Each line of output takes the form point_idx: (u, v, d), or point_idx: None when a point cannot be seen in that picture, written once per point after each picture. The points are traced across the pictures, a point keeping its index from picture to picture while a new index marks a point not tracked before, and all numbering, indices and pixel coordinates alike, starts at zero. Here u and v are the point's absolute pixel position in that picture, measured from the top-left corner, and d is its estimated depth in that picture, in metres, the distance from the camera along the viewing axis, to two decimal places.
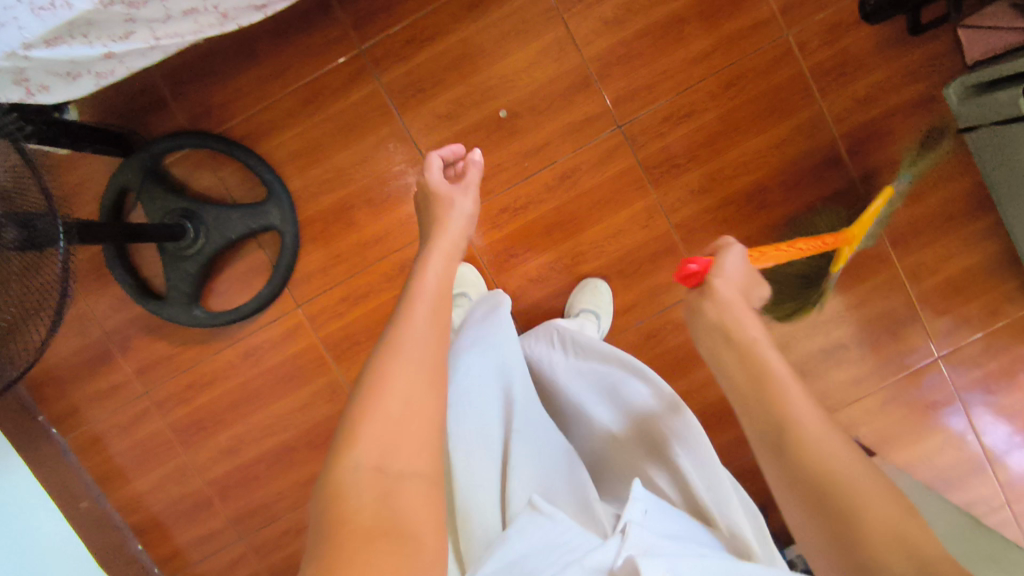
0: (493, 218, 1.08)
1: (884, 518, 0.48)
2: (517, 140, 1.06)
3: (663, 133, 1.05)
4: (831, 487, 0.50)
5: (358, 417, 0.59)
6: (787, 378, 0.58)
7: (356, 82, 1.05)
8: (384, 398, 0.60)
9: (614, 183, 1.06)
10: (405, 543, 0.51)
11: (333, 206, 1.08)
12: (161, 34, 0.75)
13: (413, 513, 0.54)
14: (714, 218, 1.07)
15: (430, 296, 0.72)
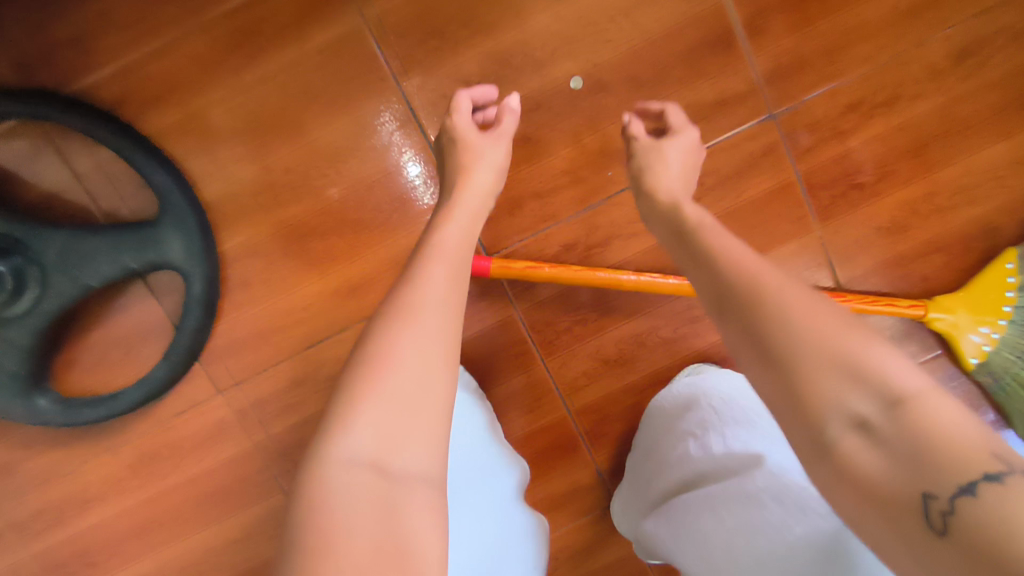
0: (553, 258, 0.65)
1: (850, 357, 0.30)
2: (601, 132, 0.63)
3: (843, 131, 0.63)
4: (787, 349, 0.31)
5: (353, 395, 0.37)
6: (743, 252, 0.37)
7: (329, 15, 0.60)
8: (384, 362, 0.38)
9: (755, 212, 0.65)
10: None
11: (284, 229, 0.64)
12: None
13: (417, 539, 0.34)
14: (908, 273, 0.66)
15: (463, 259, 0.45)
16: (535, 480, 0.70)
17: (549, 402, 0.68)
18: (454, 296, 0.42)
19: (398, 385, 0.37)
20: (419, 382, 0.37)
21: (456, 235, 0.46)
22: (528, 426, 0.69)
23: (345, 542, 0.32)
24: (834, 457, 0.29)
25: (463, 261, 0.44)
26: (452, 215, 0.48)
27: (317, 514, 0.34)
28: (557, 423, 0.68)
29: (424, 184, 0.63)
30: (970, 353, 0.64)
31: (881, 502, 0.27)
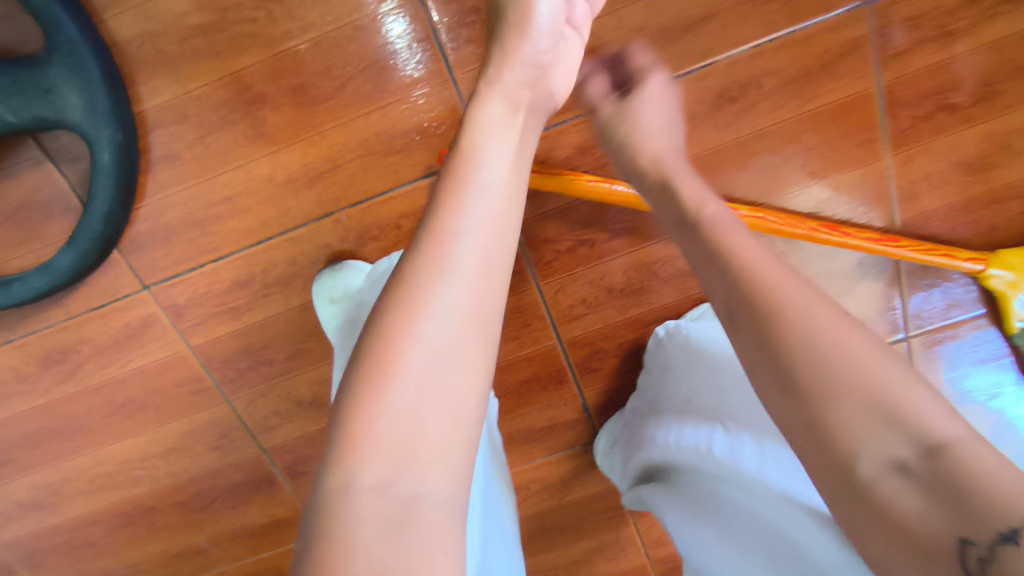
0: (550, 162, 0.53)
1: (878, 387, 0.25)
2: (640, 0, 0.48)
3: (951, 33, 0.49)
4: (809, 376, 0.26)
5: (361, 391, 0.25)
6: (744, 248, 0.33)
7: None
8: (393, 340, 0.26)
9: (817, 129, 0.52)
10: None
11: (216, 88, 0.49)
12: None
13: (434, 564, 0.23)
14: (979, 220, 0.55)
15: (505, 205, 0.31)
16: (513, 409, 0.63)
17: (537, 329, 0.59)
18: (494, 236, 0.29)
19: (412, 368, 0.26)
20: (437, 364, 0.26)
21: (480, 197, 0.30)
22: (510, 353, 0.60)
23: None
24: (867, 501, 0.24)
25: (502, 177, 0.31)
26: (486, 142, 0.32)
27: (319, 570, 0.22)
28: (543, 353, 0.60)
29: (407, 47, 0.48)
30: (1019, 314, 0.56)
31: (916, 556, 0.22)
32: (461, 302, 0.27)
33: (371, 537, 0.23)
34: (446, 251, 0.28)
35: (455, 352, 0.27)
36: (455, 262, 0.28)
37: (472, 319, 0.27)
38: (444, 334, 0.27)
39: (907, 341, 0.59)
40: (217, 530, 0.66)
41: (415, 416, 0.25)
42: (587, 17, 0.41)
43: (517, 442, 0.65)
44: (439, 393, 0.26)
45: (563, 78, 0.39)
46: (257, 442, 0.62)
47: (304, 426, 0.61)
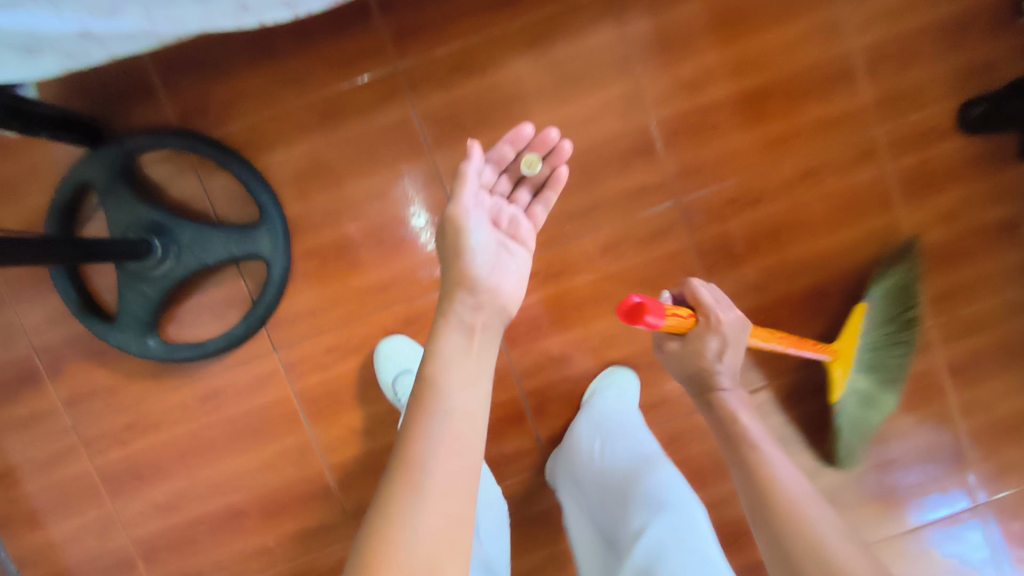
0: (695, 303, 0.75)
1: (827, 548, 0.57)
2: (561, 199, 0.93)
3: (726, 217, 0.93)
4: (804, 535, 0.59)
5: (398, 474, 0.47)
6: (790, 472, 0.67)
7: (386, 105, 0.89)
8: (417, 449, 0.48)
9: (663, 265, 0.94)
10: None
11: (334, 240, 0.91)
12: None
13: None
14: (766, 318, 0.95)
15: (459, 423, 0.50)
16: (492, 442, 0.96)
17: (508, 384, 0.95)
18: (467, 391, 0.52)
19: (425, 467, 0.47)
20: (441, 466, 0.48)
21: (440, 425, 0.50)
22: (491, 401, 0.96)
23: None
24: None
25: (471, 356, 0.54)
26: (444, 379, 0.52)
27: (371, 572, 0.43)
28: (512, 401, 0.95)
29: (424, 230, 0.92)
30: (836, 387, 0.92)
31: None
32: (449, 426, 0.50)
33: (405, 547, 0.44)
34: (435, 399, 0.51)
35: (448, 456, 0.49)
36: (435, 427, 0.49)
37: (443, 504, 0.46)
38: (424, 519, 0.45)
39: None
40: (285, 531, 0.95)
41: (429, 490, 0.47)
42: (528, 238, 0.64)
43: (495, 467, 0.97)
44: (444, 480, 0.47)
45: (514, 287, 0.60)
46: (323, 459, 0.94)
47: (356, 448, 0.94)
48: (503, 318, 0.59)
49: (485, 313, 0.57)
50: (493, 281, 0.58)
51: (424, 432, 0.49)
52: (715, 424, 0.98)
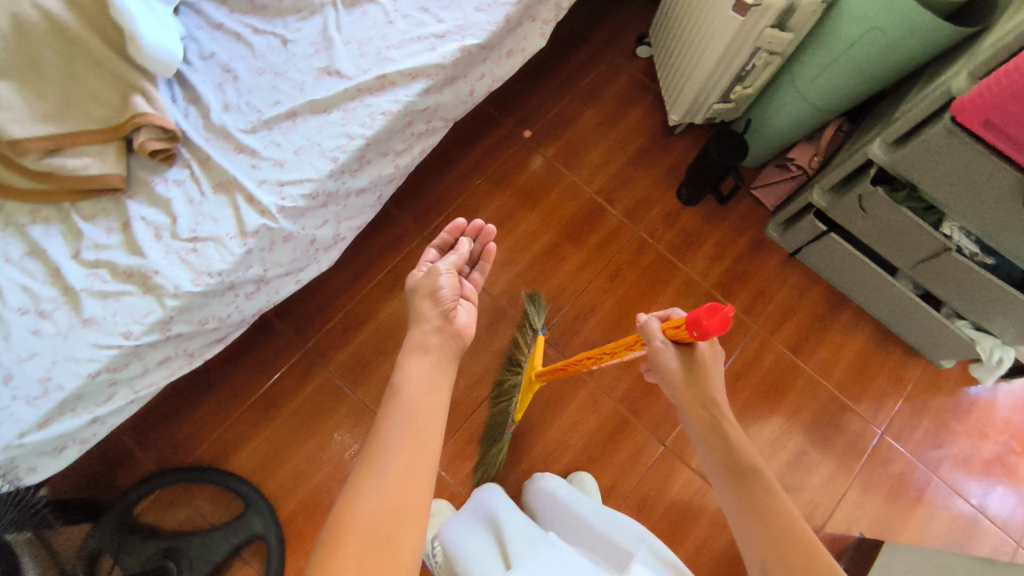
0: (640, 329, 0.86)
1: None
2: (463, 377, 1.21)
3: (578, 329, 1.27)
4: None
5: (370, 443, 0.63)
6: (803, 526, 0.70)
7: (310, 376, 1.17)
8: (391, 420, 0.64)
9: (557, 384, 1.22)
10: (393, 532, 0.56)
11: (311, 494, 1.11)
12: (187, 343, 0.90)
13: (409, 504, 0.58)
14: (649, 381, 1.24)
15: (423, 412, 0.66)
16: None
17: None
18: (430, 388, 0.70)
19: (395, 430, 0.63)
20: (411, 427, 0.64)
21: (396, 417, 0.65)
22: None
23: (374, 505, 0.57)
24: None
25: (434, 366, 0.73)
26: (407, 384, 0.69)
27: (348, 513, 0.57)
28: None
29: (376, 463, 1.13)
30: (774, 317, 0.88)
31: None
32: (418, 407, 0.67)
33: (378, 490, 0.59)
34: (400, 392, 0.68)
35: (419, 426, 0.65)
36: (403, 407, 0.66)
37: (406, 467, 0.61)
38: (381, 482, 0.59)
39: (664, 445, 1.21)
40: None
41: (398, 446, 0.62)
42: (471, 299, 0.87)
43: None
44: (413, 437, 0.63)
45: (467, 322, 0.83)
46: None
47: None
48: (460, 340, 0.80)
49: (444, 342, 0.77)
50: (454, 313, 0.82)
51: (395, 409, 0.66)
52: (662, 479, 1.19)
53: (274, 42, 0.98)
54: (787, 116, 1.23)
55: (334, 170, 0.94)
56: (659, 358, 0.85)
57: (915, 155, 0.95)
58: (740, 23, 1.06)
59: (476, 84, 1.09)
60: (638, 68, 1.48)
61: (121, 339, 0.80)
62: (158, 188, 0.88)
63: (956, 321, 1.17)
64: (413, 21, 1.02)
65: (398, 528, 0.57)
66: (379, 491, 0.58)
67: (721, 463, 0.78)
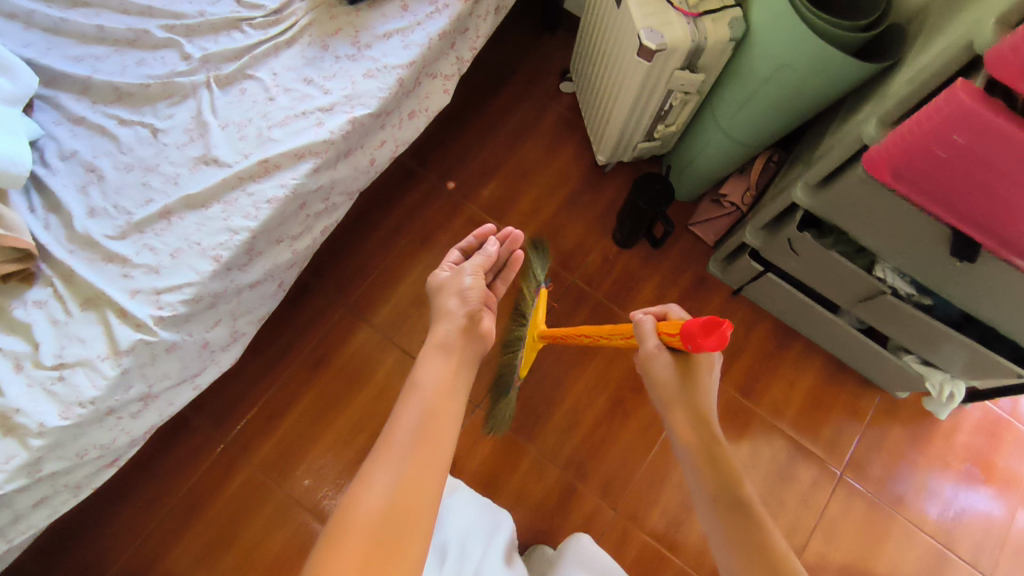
0: (634, 327, 0.78)
1: None
2: None
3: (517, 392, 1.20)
4: None
5: (387, 432, 0.72)
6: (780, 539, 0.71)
7: (229, 475, 1.11)
8: (407, 412, 0.73)
9: (497, 456, 1.15)
10: (410, 504, 0.64)
11: None
12: (67, 480, 0.82)
13: (422, 479, 0.67)
14: (595, 442, 1.17)
15: (439, 405, 0.76)
16: None
17: None
18: (450, 387, 0.79)
19: (411, 419, 0.73)
20: (426, 416, 0.73)
21: (414, 410, 0.74)
22: None
23: (390, 482, 0.65)
24: None
25: (456, 368, 0.83)
26: (423, 382, 0.78)
27: (357, 492, 0.64)
28: None
29: None
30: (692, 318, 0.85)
31: None
32: (432, 399, 0.76)
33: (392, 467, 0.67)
34: (415, 388, 0.77)
35: (435, 415, 0.74)
36: (417, 400, 0.75)
37: (420, 451, 0.69)
38: (395, 460, 0.67)
39: (616, 510, 1.13)
40: None
41: (413, 429, 0.71)
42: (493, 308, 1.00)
43: None
44: (428, 424, 0.73)
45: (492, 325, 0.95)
46: None
47: None
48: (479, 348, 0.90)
49: (466, 344, 0.87)
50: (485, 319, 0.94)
51: (412, 403, 0.75)
52: (616, 549, 1.11)
53: (142, 132, 0.90)
54: (713, 152, 1.18)
55: (218, 270, 0.87)
56: (650, 359, 0.78)
57: (835, 199, 0.90)
58: (646, 69, 1.01)
59: (376, 152, 1.02)
60: (564, 105, 1.44)
61: None
62: (16, 313, 0.80)
63: (904, 356, 1.13)
64: (296, 95, 0.95)
65: (413, 499, 0.65)
66: (395, 466, 0.67)
67: (710, 486, 0.78)
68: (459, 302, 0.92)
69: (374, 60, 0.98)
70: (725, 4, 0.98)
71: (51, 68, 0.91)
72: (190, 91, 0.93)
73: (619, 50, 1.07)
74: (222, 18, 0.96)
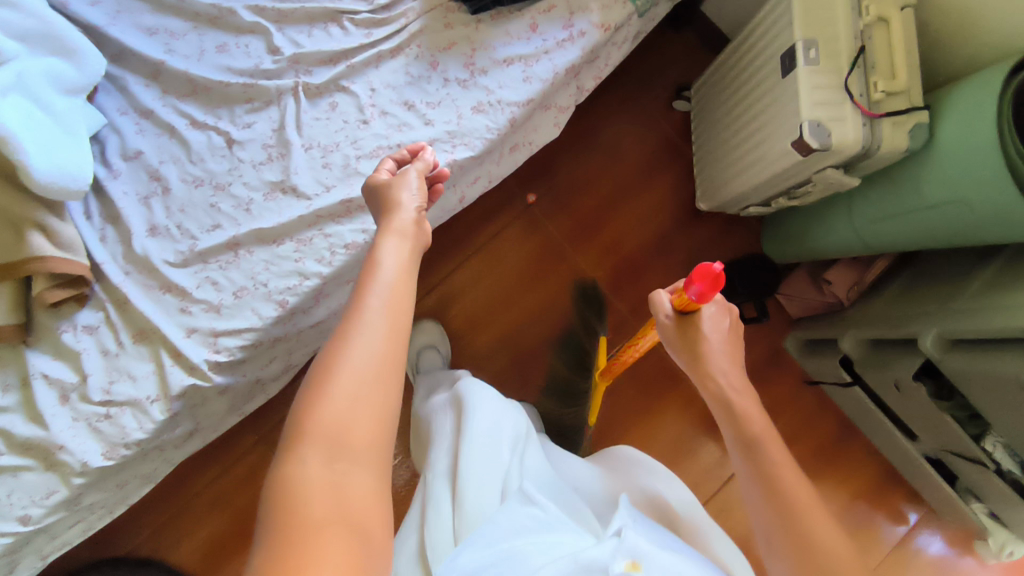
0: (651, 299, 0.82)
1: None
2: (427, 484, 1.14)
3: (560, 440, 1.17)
4: None
5: (360, 289, 0.56)
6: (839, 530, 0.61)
7: (257, 470, 1.12)
8: (385, 270, 0.58)
9: None
10: (387, 375, 0.51)
11: None
12: (103, 503, 0.81)
13: (395, 348, 0.53)
14: None
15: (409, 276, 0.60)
16: None
17: None
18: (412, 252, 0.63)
19: (385, 280, 0.57)
20: (399, 278, 0.58)
21: (380, 286, 0.56)
22: None
23: (364, 343, 0.51)
24: None
25: (418, 239, 0.65)
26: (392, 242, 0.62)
27: (330, 354, 0.51)
28: None
29: None
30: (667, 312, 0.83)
31: None
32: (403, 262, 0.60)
33: (369, 328, 0.53)
34: (387, 246, 0.61)
35: (405, 278, 0.59)
36: (389, 261, 0.59)
37: (389, 319, 0.54)
38: (376, 338, 0.52)
39: None
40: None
41: (388, 290, 0.56)
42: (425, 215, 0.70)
43: None
44: (399, 290, 0.57)
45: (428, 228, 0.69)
46: None
47: None
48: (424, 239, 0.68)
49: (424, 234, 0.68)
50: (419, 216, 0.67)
51: (384, 260, 0.59)
52: None
53: (216, 140, 0.79)
54: (834, 242, 1.05)
55: (282, 315, 0.80)
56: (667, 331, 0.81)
57: (971, 367, 0.79)
58: (797, 159, 0.87)
59: (468, 190, 0.91)
60: (673, 125, 1.29)
61: (17, 525, 0.72)
62: (64, 338, 0.74)
63: (971, 501, 1.06)
64: (392, 122, 0.82)
65: (390, 372, 0.51)
66: (372, 330, 0.53)
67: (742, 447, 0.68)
68: (413, 197, 0.68)
69: (488, 91, 0.84)
70: (914, 105, 0.81)
71: (119, 42, 0.78)
72: (274, 98, 0.80)
73: (767, 116, 0.92)
74: (320, 8, 0.81)
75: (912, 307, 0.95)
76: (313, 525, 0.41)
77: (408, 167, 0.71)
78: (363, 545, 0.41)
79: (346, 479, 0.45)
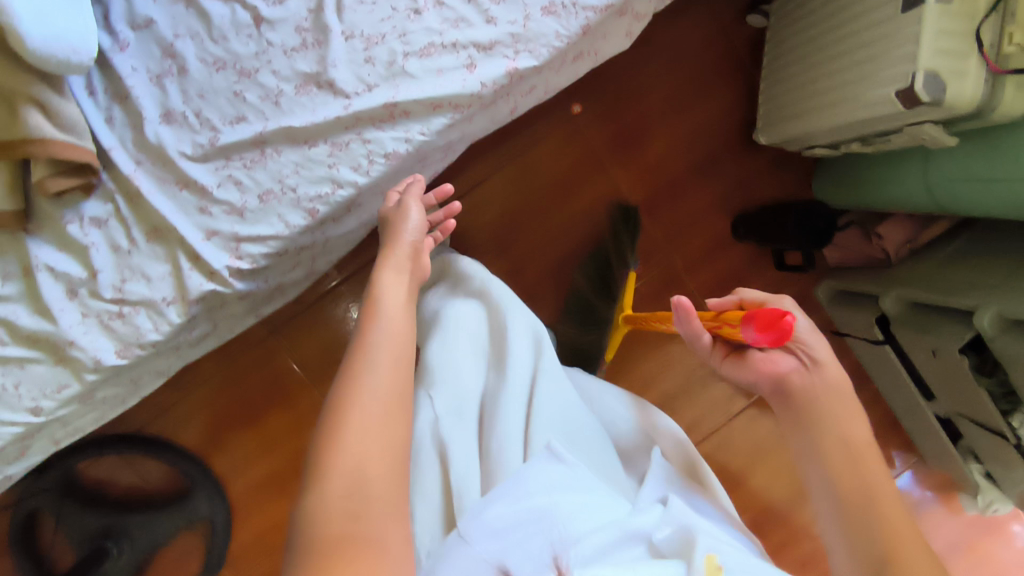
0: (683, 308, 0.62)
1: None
2: None
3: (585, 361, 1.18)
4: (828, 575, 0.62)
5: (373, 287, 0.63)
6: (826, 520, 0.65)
7: (267, 364, 1.10)
8: (392, 282, 0.64)
9: None
10: (397, 412, 0.55)
11: (261, 480, 1.11)
12: (116, 396, 0.79)
13: (400, 363, 0.58)
14: None
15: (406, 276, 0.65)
16: None
17: None
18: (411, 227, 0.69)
19: (393, 302, 0.62)
20: (401, 288, 0.64)
21: (393, 291, 0.63)
22: None
23: (374, 380, 0.55)
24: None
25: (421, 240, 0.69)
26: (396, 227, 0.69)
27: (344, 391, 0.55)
28: None
29: None
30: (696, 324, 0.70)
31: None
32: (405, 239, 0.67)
33: (382, 359, 0.57)
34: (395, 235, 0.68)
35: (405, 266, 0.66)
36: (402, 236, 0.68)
37: (400, 334, 0.60)
38: (389, 353, 0.58)
39: None
40: None
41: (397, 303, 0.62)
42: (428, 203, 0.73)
43: None
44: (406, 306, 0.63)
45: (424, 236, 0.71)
46: None
47: None
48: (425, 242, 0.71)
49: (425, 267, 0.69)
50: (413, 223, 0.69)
51: (388, 277, 0.64)
52: None
53: (241, 16, 0.68)
54: (894, 191, 0.97)
55: (310, 224, 0.73)
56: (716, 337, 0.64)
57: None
58: (897, 109, 0.78)
59: (521, 100, 0.82)
60: (741, 38, 1.16)
61: (29, 416, 0.69)
62: (69, 229, 0.67)
63: (970, 461, 1.11)
64: (448, 16, 0.71)
65: (397, 405, 0.55)
66: (385, 360, 0.57)
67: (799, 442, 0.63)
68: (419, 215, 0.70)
69: None
70: None
71: None
72: None
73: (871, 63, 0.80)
74: None
75: (973, 283, 0.90)
76: (343, 527, 0.48)
77: (406, 199, 0.70)
78: (386, 522, 0.50)
79: (360, 517, 0.49)
